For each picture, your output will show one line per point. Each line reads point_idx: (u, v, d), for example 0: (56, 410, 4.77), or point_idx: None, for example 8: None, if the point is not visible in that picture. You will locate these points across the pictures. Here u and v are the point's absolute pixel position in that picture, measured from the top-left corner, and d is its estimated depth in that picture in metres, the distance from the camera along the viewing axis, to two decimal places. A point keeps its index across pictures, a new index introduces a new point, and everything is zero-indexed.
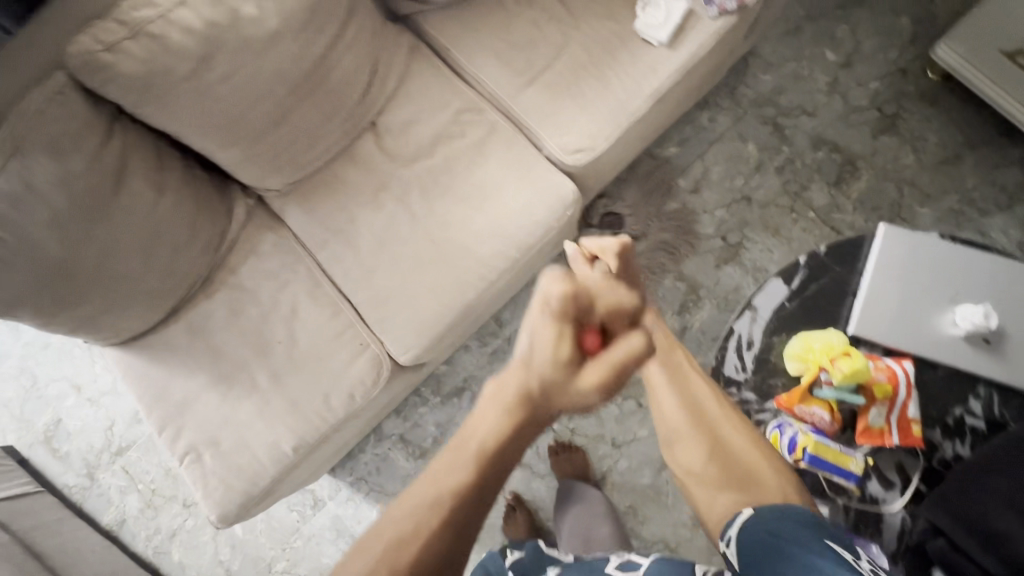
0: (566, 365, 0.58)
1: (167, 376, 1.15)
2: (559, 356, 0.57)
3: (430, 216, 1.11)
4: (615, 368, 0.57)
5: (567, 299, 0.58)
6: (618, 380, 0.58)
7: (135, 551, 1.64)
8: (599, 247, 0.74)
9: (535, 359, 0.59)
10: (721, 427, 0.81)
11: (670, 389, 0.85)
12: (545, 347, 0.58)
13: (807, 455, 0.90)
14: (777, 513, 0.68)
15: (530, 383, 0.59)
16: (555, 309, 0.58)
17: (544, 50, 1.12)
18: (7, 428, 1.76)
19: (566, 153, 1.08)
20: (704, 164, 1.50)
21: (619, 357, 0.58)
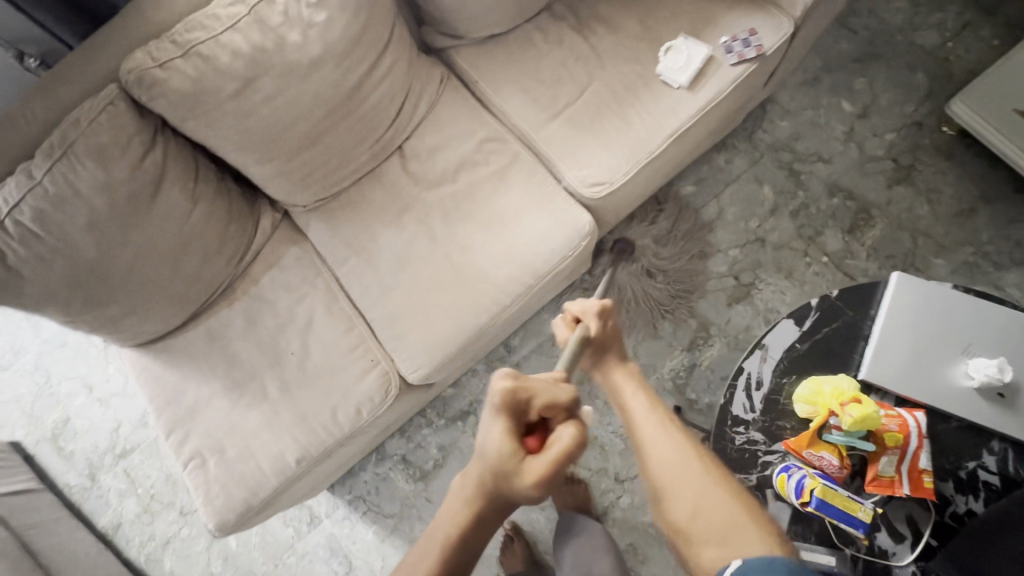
0: (508, 461, 0.69)
1: (180, 380, 1.17)
2: (504, 448, 0.70)
3: (449, 240, 1.14)
4: (551, 463, 0.68)
5: (507, 398, 0.70)
6: (552, 474, 0.68)
7: (127, 558, 1.63)
8: (581, 310, 0.88)
9: (485, 454, 0.71)
10: (697, 479, 0.71)
11: (648, 440, 0.77)
12: (492, 444, 0.71)
13: (814, 500, 0.87)
14: (758, 567, 0.57)
15: (485, 473, 0.72)
16: (501, 407, 0.71)
17: (569, 87, 1.17)
18: (17, 424, 1.79)
19: (584, 186, 1.11)
20: (719, 204, 1.52)
21: (555, 453, 0.68)
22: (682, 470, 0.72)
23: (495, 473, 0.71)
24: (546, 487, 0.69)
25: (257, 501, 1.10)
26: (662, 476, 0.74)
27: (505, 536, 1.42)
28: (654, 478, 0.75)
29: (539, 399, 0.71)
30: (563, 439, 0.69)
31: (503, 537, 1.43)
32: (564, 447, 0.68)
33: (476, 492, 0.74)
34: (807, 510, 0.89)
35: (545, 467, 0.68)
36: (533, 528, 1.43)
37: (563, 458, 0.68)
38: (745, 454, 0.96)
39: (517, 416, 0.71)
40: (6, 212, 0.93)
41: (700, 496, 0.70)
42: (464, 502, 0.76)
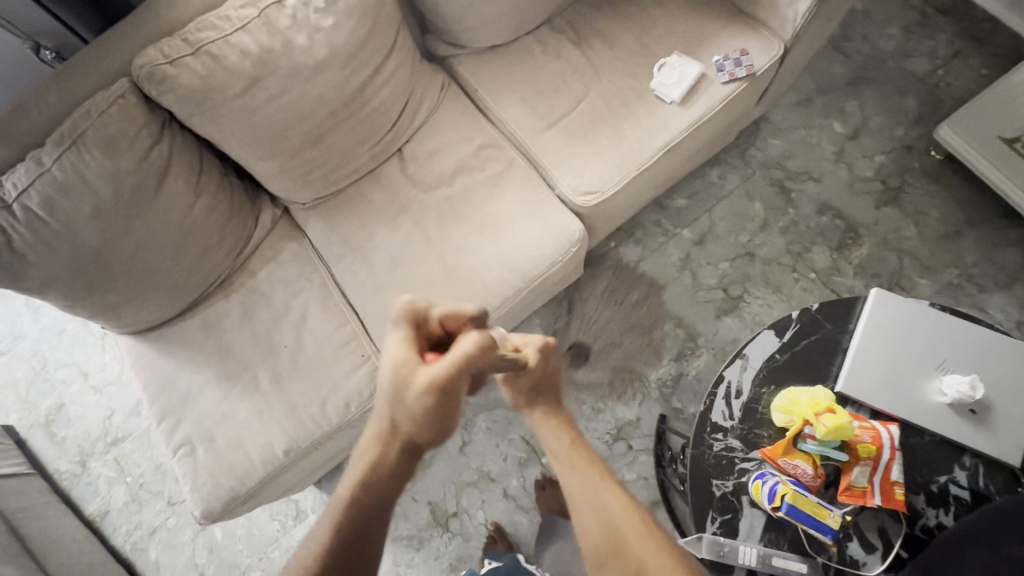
0: (407, 369, 0.69)
1: (174, 368, 1.19)
2: (401, 357, 0.70)
3: (444, 241, 1.17)
4: (448, 366, 0.67)
5: (407, 312, 0.73)
6: (451, 375, 0.67)
7: (113, 546, 1.64)
8: (522, 339, 0.83)
9: (384, 374, 0.71)
10: (644, 544, 0.71)
11: (584, 491, 0.77)
12: (390, 358, 0.71)
13: (785, 505, 0.90)
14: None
15: (387, 406, 0.71)
16: (400, 321, 0.74)
17: (565, 98, 1.21)
18: (11, 408, 1.81)
19: (576, 194, 1.15)
20: (711, 218, 1.56)
21: (454, 357, 0.68)
22: (629, 532, 0.72)
23: (392, 390, 0.69)
24: (444, 392, 0.67)
25: (243, 490, 1.12)
26: (603, 531, 0.74)
27: (488, 537, 1.44)
28: (593, 541, 0.74)
29: (438, 310, 0.74)
30: (463, 346, 0.69)
31: (486, 538, 1.45)
32: (465, 350, 0.68)
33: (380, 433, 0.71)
34: (778, 515, 0.91)
35: (442, 370, 0.67)
36: (516, 530, 1.45)
37: (462, 360, 0.67)
38: (722, 460, 0.98)
39: (418, 332, 0.75)
40: (15, 197, 0.97)
41: (646, 559, 0.70)
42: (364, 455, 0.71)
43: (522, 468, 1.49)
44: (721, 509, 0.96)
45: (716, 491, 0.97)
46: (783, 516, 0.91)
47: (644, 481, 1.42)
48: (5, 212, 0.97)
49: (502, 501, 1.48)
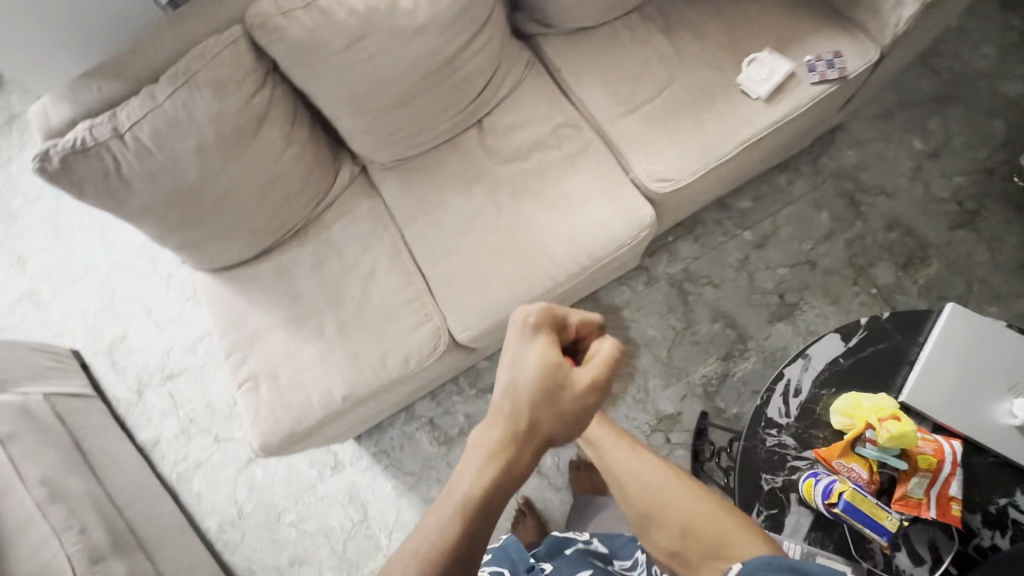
0: (555, 373, 0.63)
1: (246, 307, 1.26)
2: (547, 359, 0.63)
3: (515, 213, 1.20)
4: (601, 368, 0.64)
5: (545, 314, 0.66)
6: (605, 379, 0.65)
7: (160, 473, 1.73)
8: None
9: (523, 375, 0.62)
10: (687, 494, 0.72)
11: (620, 459, 0.77)
12: (530, 361, 0.63)
13: (841, 502, 0.89)
14: (759, 565, 0.62)
15: (520, 408, 0.62)
16: (539, 325, 0.65)
17: (649, 86, 1.22)
18: (78, 333, 1.92)
19: (652, 180, 1.16)
20: (774, 223, 1.54)
21: (602, 359, 0.65)
22: (670, 489, 0.72)
23: (535, 394, 0.62)
24: (596, 397, 0.64)
25: (301, 429, 1.17)
26: (645, 494, 0.72)
27: (518, 510, 1.47)
28: (635, 504, 0.73)
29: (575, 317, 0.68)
30: (606, 351, 0.66)
31: (515, 511, 1.48)
32: (610, 353, 0.66)
33: (503, 439, 0.61)
34: (832, 513, 0.90)
35: (597, 370, 0.64)
36: (546, 507, 1.48)
37: (610, 364, 0.65)
38: (774, 456, 0.98)
39: (555, 338, 0.66)
40: (128, 127, 1.02)
41: (689, 509, 0.70)
42: (485, 456, 0.60)
43: (557, 447, 1.51)
44: (768, 503, 0.97)
45: (765, 485, 0.97)
46: (837, 514, 0.90)
47: None
48: (117, 141, 1.03)
49: (534, 477, 1.51)
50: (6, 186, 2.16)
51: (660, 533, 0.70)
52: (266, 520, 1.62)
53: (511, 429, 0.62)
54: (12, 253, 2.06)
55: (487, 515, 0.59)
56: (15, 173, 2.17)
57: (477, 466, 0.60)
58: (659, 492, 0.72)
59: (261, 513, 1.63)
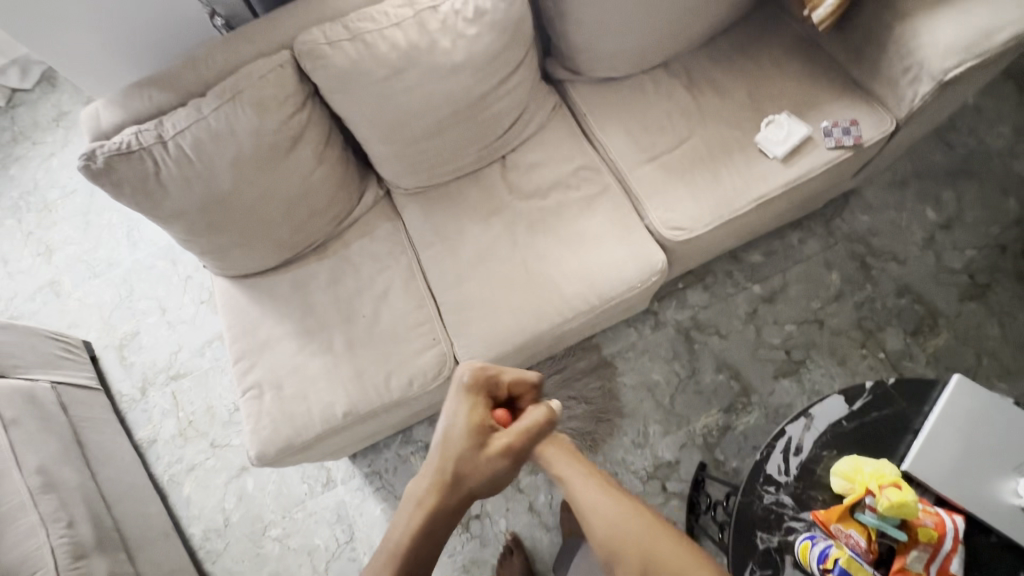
0: (480, 429, 0.80)
1: (260, 315, 1.29)
2: (475, 421, 0.80)
3: (530, 248, 1.23)
4: (522, 429, 0.80)
5: (476, 377, 0.84)
6: (524, 439, 0.80)
7: (153, 473, 1.72)
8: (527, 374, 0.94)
9: (452, 432, 0.80)
10: (659, 540, 0.72)
11: (595, 498, 0.79)
12: (462, 419, 0.81)
13: (837, 569, 0.88)
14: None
15: (447, 461, 0.78)
16: (471, 386, 0.83)
17: (670, 137, 1.26)
18: (92, 326, 1.96)
19: (665, 227, 1.19)
20: (785, 279, 1.56)
21: (527, 421, 0.81)
22: (648, 536, 0.73)
23: (463, 448, 0.78)
24: (514, 455, 0.79)
25: (298, 441, 1.18)
26: (619, 539, 0.73)
27: (504, 547, 1.44)
28: (606, 547, 0.74)
29: (505, 381, 0.86)
30: (531, 415, 0.82)
31: (502, 547, 1.45)
32: (536, 416, 0.81)
33: (433, 483, 0.77)
34: None
35: (517, 432, 0.79)
36: (535, 546, 1.45)
37: (532, 426, 0.81)
38: (770, 515, 0.97)
39: (488, 396, 0.84)
40: (172, 135, 1.08)
41: (658, 553, 0.71)
42: (415, 504, 0.77)
43: (551, 485, 1.49)
44: (762, 563, 0.95)
45: (759, 543, 0.96)
46: None
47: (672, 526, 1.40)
48: (160, 146, 1.08)
49: (525, 514, 1.48)
50: (45, 179, 2.25)
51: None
52: (252, 532, 1.61)
53: (440, 477, 0.77)
54: (41, 243, 2.14)
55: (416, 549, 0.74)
56: (55, 167, 2.27)
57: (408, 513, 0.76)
58: (637, 536, 0.73)
59: (247, 525, 1.62)
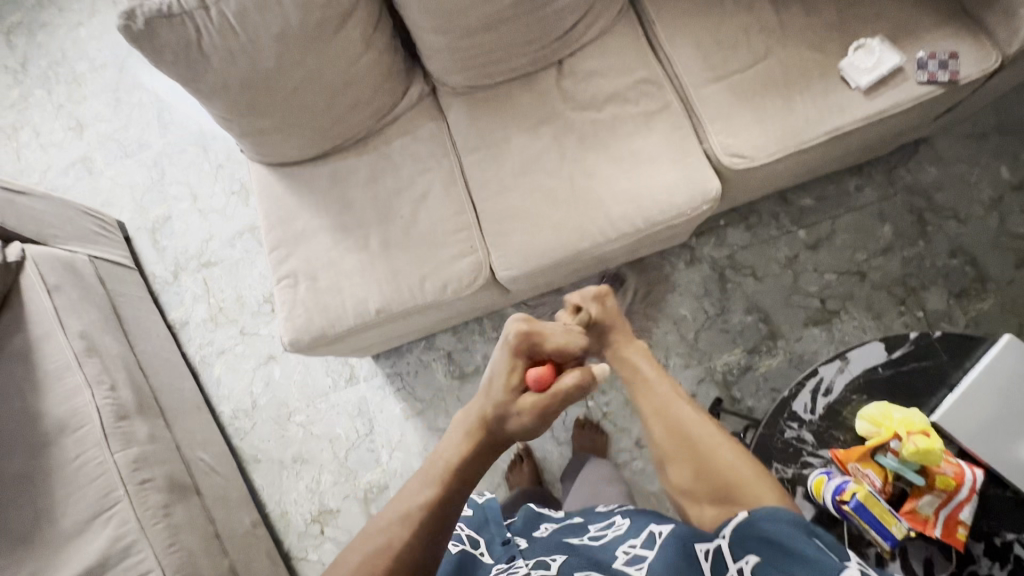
0: (518, 386, 0.78)
1: (297, 206, 1.27)
2: (512, 379, 0.78)
3: (578, 162, 1.17)
4: (555, 395, 0.76)
5: (520, 337, 0.79)
6: (556, 404, 0.77)
7: (186, 352, 1.80)
8: (581, 300, 0.99)
9: (494, 387, 0.78)
10: (710, 446, 0.75)
11: (649, 399, 0.84)
12: (502, 374, 0.79)
13: (853, 502, 0.88)
14: (767, 514, 0.63)
15: (488, 406, 0.77)
16: (515, 346, 0.79)
17: (744, 56, 1.16)
18: (125, 207, 1.97)
19: (725, 153, 1.12)
20: (833, 226, 1.50)
21: (563, 386, 0.77)
22: (699, 439, 0.76)
23: (502, 399, 0.76)
24: (545, 407, 0.76)
25: (331, 332, 1.20)
26: (670, 435, 0.78)
27: (516, 455, 1.52)
28: (659, 444, 0.79)
29: (548, 343, 0.81)
30: (566, 380, 0.78)
31: (513, 456, 1.53)
32: (570, 382, 0.77)
33: (477, 421, 0.75)
34: (842, 511, 0.89)
35: (548, 399, 0.76)
36: (545, 457, 1.52)
37: (567, 391, 0.77)
38: (789, 448, 0.99)
39: (527, 353, 0.80)
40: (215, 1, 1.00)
41: (710, 454, 0.74)
42: (464, 433, 0.74)
43: (566, 404, 1.54)
44: None
45: (774, 473, 0.98)
46: (847, 513, 0.89)
47: None
48: (202, 12, 1.00)
49: None
50: (73, 49, 2.18)
51: (676, 471, 0.77)
52: (277, 416, 1.70)
53: (481, 416, 0.76)
54: (73, 117, 2.10)
55: (465, 472, 0.70)
56: (84, 37, 2.18)
57: (455, 439, 0.74)
58: (689, 435, 0.77)
59: (273, 409, 1.71)
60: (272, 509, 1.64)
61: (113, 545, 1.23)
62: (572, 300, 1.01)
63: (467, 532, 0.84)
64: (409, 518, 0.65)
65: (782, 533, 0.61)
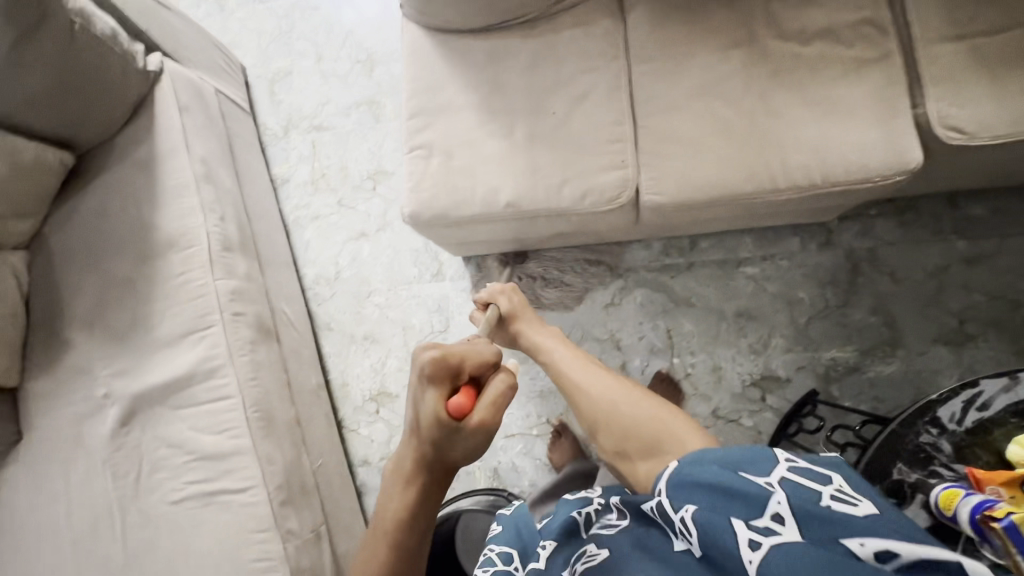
0: (444, 423, 0.67)
1: (445, 77, 1.20)
2: (434, 416, 0.68)
3: (765, 97, 1.06)
4: (490, 407, 0.69)
5: (435, 364, 0.70)
6: (496, 415, 0.69)
7: (282, 208, 1.81)
8: (489, 295, 1.22)
9: (420, 425, 0.69)
10: (623, 397, 0.90)
11: (575, 382, 0.99)
12: (423, 412, 0.69)
13: (1004, 521, 0.77)
14: (692, 461, 0.68)
15: (423, 445, 0.70)
16: (427, 377, 0.70)
17: (997, 17, 1.00)
18: (249, 53, 1.95)
19: (941, 123, 0.98)
20: (1000, 246, 1.35)
21: (491, 397, 0.70)
22: (609, 396, 0.92)
23: (435, 435, 0.68)
24: (490, 434, 0.69)
25: (453, 215, 1.16)
26: (591, 408, 0.92)
27: (553, 431, 1.50)
28: (586, 414, 0.94)
29: (470, 361, 0.73)
30: (495, 389, 0.71)
31: (550, 432, 1.51)
32: (502, 390, 0.71)
33: (417, 464, 0.70)
34: (986, 528, 0.79)
35: (485, 413, 0.68)
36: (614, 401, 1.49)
37: (501, 398, 0.70)
38: (920, 452, 0.91)
39: (445, 381, 0.71)
40: None
41: (623, 411, 0.88)
42: (403, 483, 0.71)
43: (650, 354, 1.47)
44: (889, 491, 0.91)
45: (895, 474, 0.91)
46: (993, 533, 0.79)
47: (755, 434, 1.38)
48: None
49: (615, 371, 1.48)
50: None
51: (604, 432, 0.90)
52: (357, 292, 1.71)
53: (416, 459, 0.70)
54: None
55: (416, 520, 0.69)
56: None
57: (399, 493, 0.71)
58: (607, 403, 0.91)
59: (354, 284, 1.72)
60: (334, 377, 1.68)
61: (202, 363, 1.28)
62: (483, 296, 1.23)
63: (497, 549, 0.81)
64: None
65: (709, 471, 0.64)
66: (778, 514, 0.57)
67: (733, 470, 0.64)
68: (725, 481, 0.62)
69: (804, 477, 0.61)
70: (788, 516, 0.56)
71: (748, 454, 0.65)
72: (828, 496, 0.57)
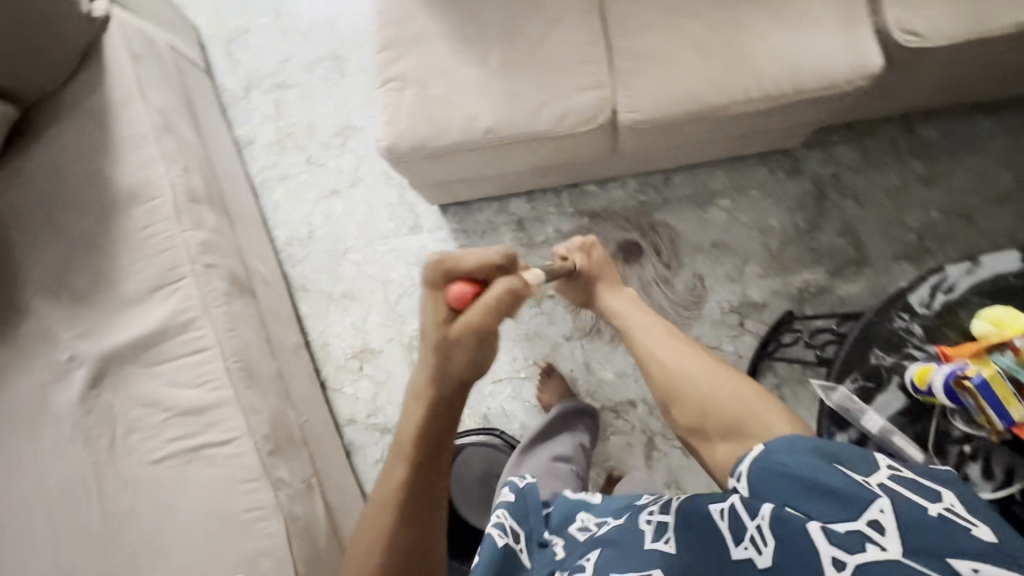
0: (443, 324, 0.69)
1: (415, 7, 1.18)
2: (432, 320, 0.71)
3: (733, 12, 1.08)
4: (483, 312, 0.69)
5: (433, 265, 0.72)
6: (487, 317, 0.69)
7: (248, 171, 1.74)
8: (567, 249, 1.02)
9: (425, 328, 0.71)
10: (711, 375, 0.76)
11: (657, 351, 0.82)
12: (428, 316, 0.72)
13: (975, 379, 0.85)
14: (782, 448, 0.63)
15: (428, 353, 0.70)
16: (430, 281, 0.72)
17: None
18: (202, 12, 1.86)
19: (898, 29, 1.03)
20: (951, 164, 1.43)
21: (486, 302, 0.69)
22: (694, 371, 0.77)
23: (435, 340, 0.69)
24: (481, 336, 0.69)
25: (431, 145, 1.14)
26: (670, 377, 0.78)
27: (541, 373, 1.50)
28: (657, 386, 0.80)
29: (467, 261, 0.72)
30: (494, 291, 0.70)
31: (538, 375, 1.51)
32: (497, 295, 0.70)
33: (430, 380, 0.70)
34: (959, 390, 0.86)
35: (475, 316, 0.69)
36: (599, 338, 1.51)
37: (494, 304, 0.69)
38: (895, 337, 0.96)
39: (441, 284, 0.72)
40: None
41: (711, 388, 0.74)
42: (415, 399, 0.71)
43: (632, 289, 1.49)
44: (867, 375, 0.95)
45: (872, 359, 0.96)
46: (964, 393, 0.86)
47: (737, 357, 1.42)
48: None
49: None
50: None
51: (681, 408, 0.76)
52: (332, 250, 1.67)
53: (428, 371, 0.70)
54: None
55: (426, 435, 0.69)
56: None
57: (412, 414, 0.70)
58: (698, 378, 0.76)
59: (329, 242, 1.67)
60: (314, 338, 1.63)
61: (175, 316, 1.23)
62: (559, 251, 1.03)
63: (509, 520, 0.80)
64: (390, 505, 0.68)
65: (807, 462, 0.61)
66: (879, 521, 0.54)
67: (829, 462, 0.61)
68: (825, 477, 0.59)
69: (913, 480, 0.58)
70: (894, 527, 0.53)
71: (849, 451, 0.62)
72: (941, 502, 0.55)
